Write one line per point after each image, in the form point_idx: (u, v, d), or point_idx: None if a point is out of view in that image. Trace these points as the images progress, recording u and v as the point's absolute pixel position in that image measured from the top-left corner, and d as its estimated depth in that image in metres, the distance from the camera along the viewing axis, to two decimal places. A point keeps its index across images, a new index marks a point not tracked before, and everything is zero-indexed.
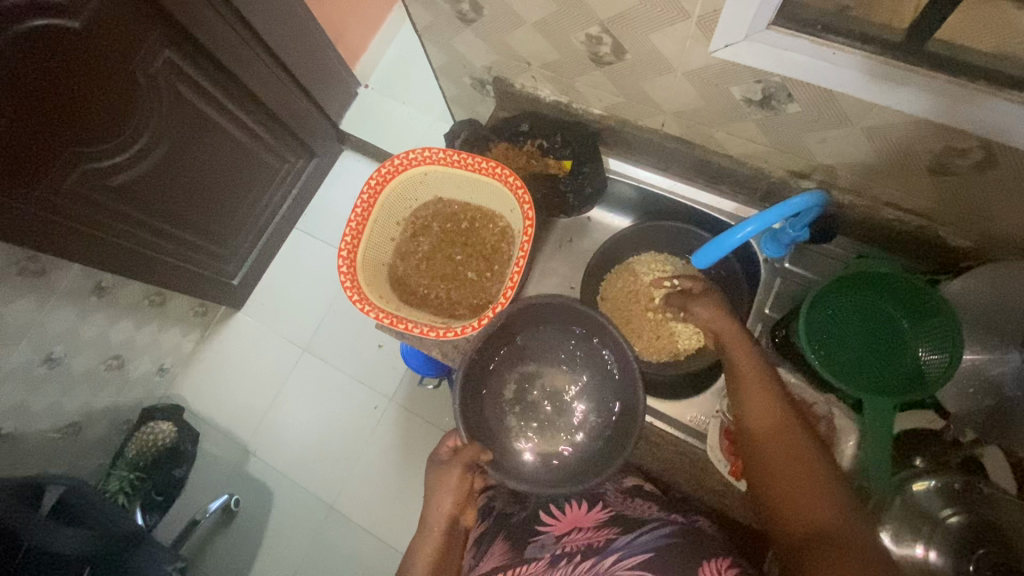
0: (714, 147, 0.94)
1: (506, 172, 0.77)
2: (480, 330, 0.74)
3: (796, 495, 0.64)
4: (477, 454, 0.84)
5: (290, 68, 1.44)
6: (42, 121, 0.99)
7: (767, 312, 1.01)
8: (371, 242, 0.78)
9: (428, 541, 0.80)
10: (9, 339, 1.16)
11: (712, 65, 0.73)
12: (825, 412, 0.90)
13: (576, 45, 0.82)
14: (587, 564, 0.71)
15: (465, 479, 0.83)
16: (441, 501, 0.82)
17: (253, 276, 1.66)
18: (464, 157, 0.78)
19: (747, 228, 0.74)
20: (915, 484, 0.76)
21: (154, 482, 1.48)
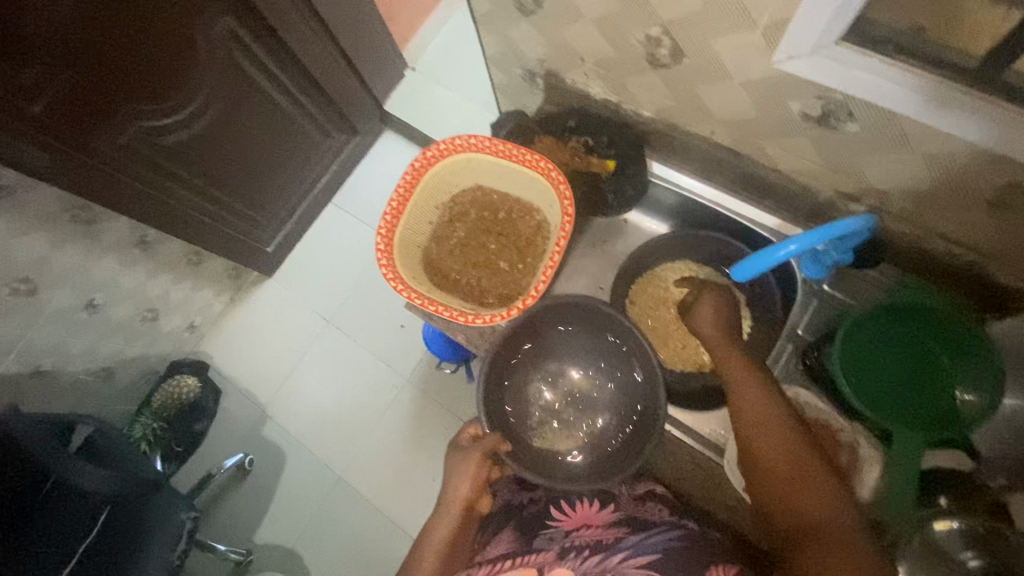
0: (762, 160, 0.92)
1: (549, 166, 0.77)
2: (510, 320, 0.74)
3: (796, 486, 0.67)
4: (497, 443, 0.86)
5: (343, 45, 1.45)
6: (107, 76, 1.03)
7: (800, 333, 1.00)
8: (409, 223, 0.79)
9: (444, 522, 0.81)
10: (56, 282, 1.22)
11: (773, 76, 0.72)
12: (848, 441, 0.89)
13: (634, 45, 0.81)
14: (596, 558, 0.72)
15: (483, 466, 0.85)
16: (457, 487, 0.84)
17: (287, 246, 1.70)
18: (508, 147, 0.78)
19: (790, 245, 0.75)
20: (938, 522, 0.72)
21: (175, 434, 1.54)
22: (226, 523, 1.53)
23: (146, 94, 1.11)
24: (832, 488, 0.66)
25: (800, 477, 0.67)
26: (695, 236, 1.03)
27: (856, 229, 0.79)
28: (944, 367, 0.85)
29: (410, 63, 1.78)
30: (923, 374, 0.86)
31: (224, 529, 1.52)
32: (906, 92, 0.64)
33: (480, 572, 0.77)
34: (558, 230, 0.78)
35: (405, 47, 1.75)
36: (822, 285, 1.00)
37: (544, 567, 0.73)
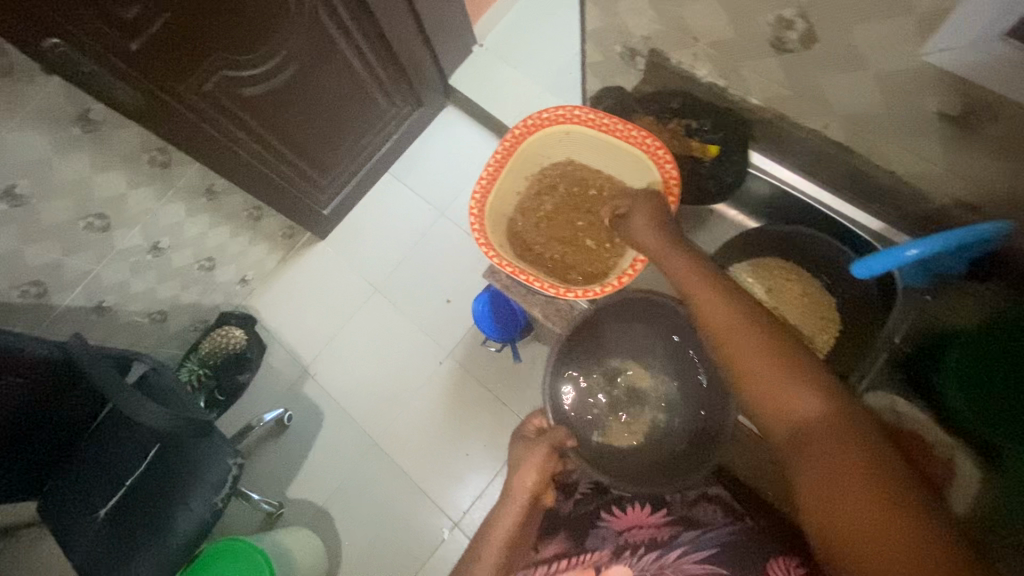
0: (874, 159, 0.93)
1: (655, 144, 0.77)
2: (599, 296, 0.74)
3: (783, 387, 0.61)
4: (565, 438, 0.87)
5: (420, 13, 1.44)
6: (200, 22, 1.04)
7: (897, 342, 0.90)
8: (500, 191, 0.82)
9: (507, 516, 0.80)
10: (127, 221, 1.25)
11: (914, 70, 0.76)
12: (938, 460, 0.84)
13: (761, 28, 0.82)
14: (652, 555, 0.71)
15: (550, 460, 0.85)
16: (523, 479, 0.83)
17: (342, 210, 1.71)
18: (613, 121, 0.79)
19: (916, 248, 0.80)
20: None
21: (219, 382, 1.57)
22: (262, 476, 1.56)
23: (232, 43, 1.13)
24: (819, 384, 0.61)
25: (783, 375, 0.62)
26: (796, 234, 0.97)
27: (987, 236, 0.82)
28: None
29: (478, 40, 1.76)
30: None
31: (261, 481, 1.56)
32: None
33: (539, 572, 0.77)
34: (658, 211, 0.78)
35: (477, 22, 1.72)
36: (923, 297, 0.91)
37: (601, 565, 0.73)
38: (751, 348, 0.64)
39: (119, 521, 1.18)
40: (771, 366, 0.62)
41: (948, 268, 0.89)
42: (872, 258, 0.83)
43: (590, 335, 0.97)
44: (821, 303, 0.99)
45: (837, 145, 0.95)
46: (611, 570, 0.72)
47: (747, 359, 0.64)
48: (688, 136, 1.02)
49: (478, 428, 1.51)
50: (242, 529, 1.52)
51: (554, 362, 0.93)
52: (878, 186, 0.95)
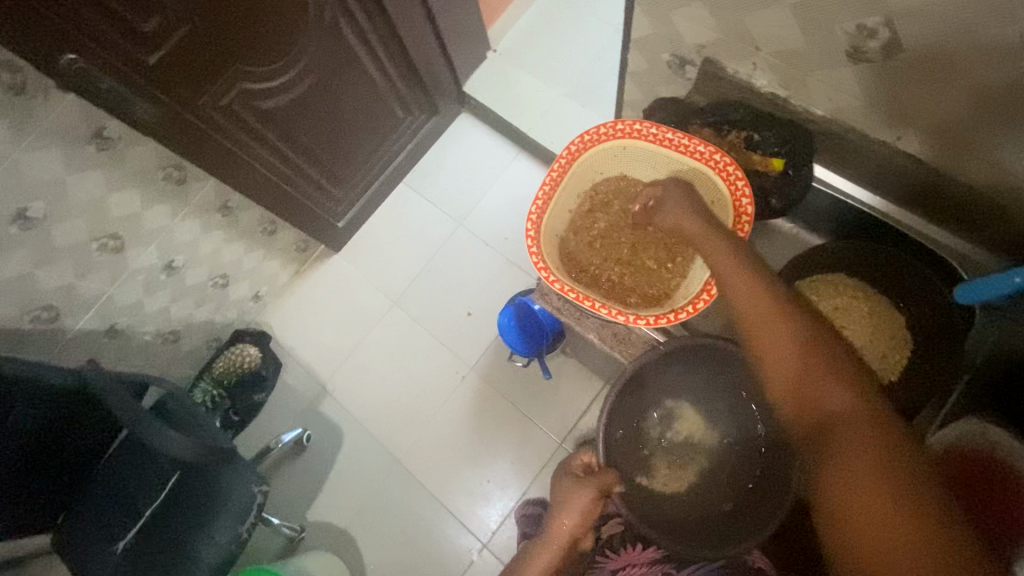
0: (953, 171, 0.81)
1: (724, 159, 0.74)
2: (671, 323, 0.71)
3: (814, 384, 0.62)
4: (613, 483, 0.84)
5: (437, 19, 1.40)
6: (218, 31, 1.00)
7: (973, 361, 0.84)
8: (554, 209, 0.79)
9: (546, 555, 0.82)
10: (142, 240, 1.20)
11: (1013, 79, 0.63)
12: None
13: (836, 35, 0.71)
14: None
15: (595, 503, 0.83)
16: (563, 521, 0.83)
17: (356, 223, 1.66)
18: (677, 137, 0.76)
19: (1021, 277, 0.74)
20: None
21: (234, 402, 1.52)
22: (281, 500, 1.51)
23: (251, 53, 1.08)
24: (856, 387, 0.61)
25: (827, 377, 0.62)
26: (853, 247, 0.91)
27: None
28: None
29: (493, 46, 1.72)
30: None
31: (280, 505, 1.51)
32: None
33: None
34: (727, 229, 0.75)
35: (491, 26, 1.69)
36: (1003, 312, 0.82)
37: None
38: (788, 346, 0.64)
39: (138, 554, 1.12)
40: (810, 364, 0.63)
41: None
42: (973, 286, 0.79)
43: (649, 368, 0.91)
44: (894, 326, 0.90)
45: (911, 159, 0.84)
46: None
47: (786, 359, 0.64)
48: (748, 149, 0.91)
49: (506, 446, 1.47)
50: (263, 554, 1.47)
51: (614, 399, 0.90)
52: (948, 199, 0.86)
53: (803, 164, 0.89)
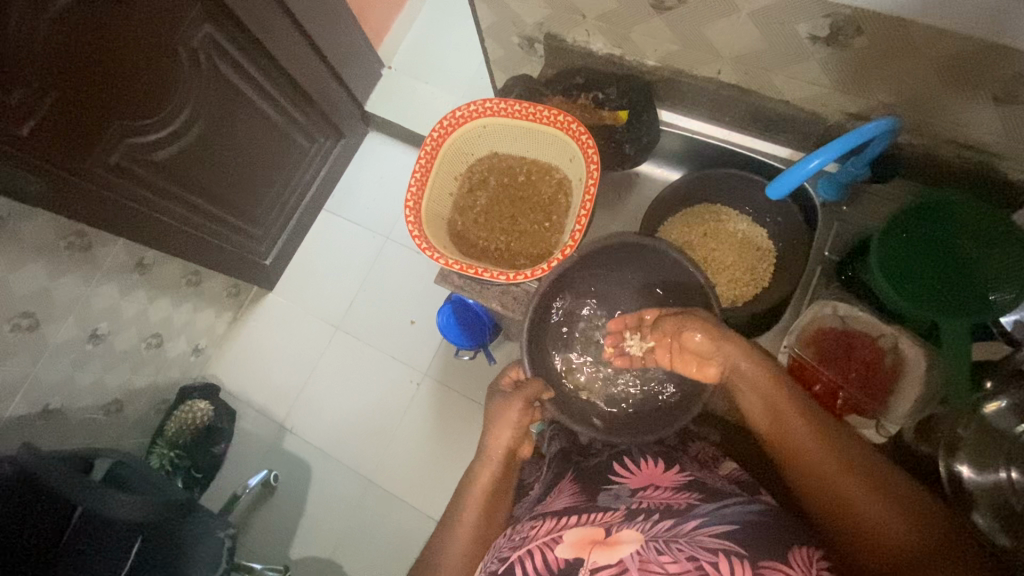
0: (768, 91, 0.87)
1: (568, 119, 0.81)
2: (549, 272, 0.79)
3: (861, 504, 0.62)
4: (540, 391, 0.85)
5: (321, 47, 1.43)
6: (86, 92, 1.01)
7: (827, 255, 0.93)
8: (433, 194, 0.84)
9: (485, 469, 0.83)
10: (58, 314, 1.19)
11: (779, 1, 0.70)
12: (890, 346, 0.86)
13: None
14: (667, 523, 0.62)
15: (526, 413, 0.85)
16: (499, 435, 0.84)
17: (284, 257, 1.67)
18: (525, 106, 0.83)
19: (815, 160, 0.72)
20: (989, 403, 0.76)
21: (193, 460, 1.50)
22: (260, 543, 1.51)
23: (129, 108, 1.09)
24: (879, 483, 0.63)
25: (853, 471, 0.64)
26: (719, 176, 0.98)
27: (881, 133, 0.75)
28: (973, 258, 0.79)
29: (386, 63, 1.74)
30: (954, 273, 0.79)
31: (260, 549, 1.50)
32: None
33: (544, 522, 0.70)
34: (585, 179, 0.82)
35: (380, 45, 1.72)
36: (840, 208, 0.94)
37: (611, 527, 0.64)
38: (828, 469, 0.65)
39: None
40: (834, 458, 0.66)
41: (860, 177, 0.88)
42: (780, 176, 0.76)
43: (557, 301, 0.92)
44: (758, 238, 1.00)
45: (734, 89, 0.91)
46: (621, 533, 0.63)
47: (807, 452, 0.68)
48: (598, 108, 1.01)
49: (468, 437, 1.50)
50: None
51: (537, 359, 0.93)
52: (778, 115, 0.91)
53: (643, 111, 0.97)
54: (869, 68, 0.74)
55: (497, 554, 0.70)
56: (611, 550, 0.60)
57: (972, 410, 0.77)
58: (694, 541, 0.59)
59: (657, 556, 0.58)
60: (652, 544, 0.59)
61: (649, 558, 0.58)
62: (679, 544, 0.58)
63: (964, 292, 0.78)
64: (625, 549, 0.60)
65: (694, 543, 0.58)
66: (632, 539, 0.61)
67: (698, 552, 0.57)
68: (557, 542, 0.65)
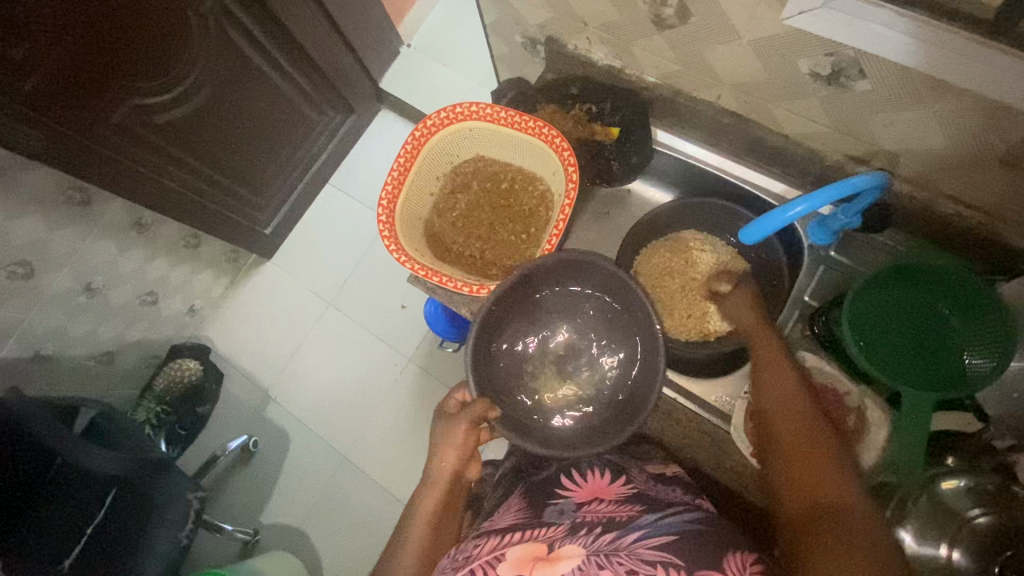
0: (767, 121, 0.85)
1: (552, 133, 0.81)
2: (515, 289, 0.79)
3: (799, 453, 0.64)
4: (486, 411, 0.78)
5: (338, 23, 1.41)
6: (90, 51, 1.00)
7: (807, 299, 0.89)
8: (411, 194, 0.84)
9: (430, 495, 0.78)
10: (53, 265, 1.22)
11: (781, 34, 0.67)
12: (856, 404, 0.80)
13: (639, 6, 0.76)
14: (609, 536, 0.60)
15: (471, 434, 0.79)
16: (443, 460, 0.80)
17: (283, 228, 1.68)
18: (511, 115, 0.83)
19: (801, 206, 0.69)
20: (945, 483, 0.73)
21: (179, 418, 1.52)
22: (231, 506, 1.55)
23: (136, 72, 1.10)
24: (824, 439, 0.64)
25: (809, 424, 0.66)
26: (707, 206, 0.95)
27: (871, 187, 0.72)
28: (948, 327, 0.77)
29: (405, 41, 1.71)
30: (926, 339, 0.78)
31: (232, 512, 1.54)
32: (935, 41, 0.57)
33: (488, 541, 0.67)
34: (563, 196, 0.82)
35: (398, 23, 1.67)
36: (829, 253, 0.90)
37: (555, 542, 0.62)
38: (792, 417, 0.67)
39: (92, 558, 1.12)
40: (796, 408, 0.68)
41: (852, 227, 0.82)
42: (755, 221, 0.73)
43: (510, 316, 0.86)
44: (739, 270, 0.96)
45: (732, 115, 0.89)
46: (563, 549, 0.60)
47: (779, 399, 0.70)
48: (591, 121, 0.97)
49: None
50: (219, 559, 1.50)
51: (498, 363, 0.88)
52: (776, 148, 0.88)
53: (638, 127, 0.94)
54: (870, 112, 0.71)
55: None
56: (552, 567, 0.58)
57: (925, 485, 0.74)
58: (632, 554, 0.56)
59: (596, 570, 0.56)
60: (592, 559, 0.57)
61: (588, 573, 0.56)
62: (618, 558, 0.56)
63: (936, 363, 0.76)
64: (566, 566, 0.58)
65: (633, 556, 0.56)
66: (574, 555, 0.59)
67: (637, 566, 0.55)
68: (499, 560, 0.62)
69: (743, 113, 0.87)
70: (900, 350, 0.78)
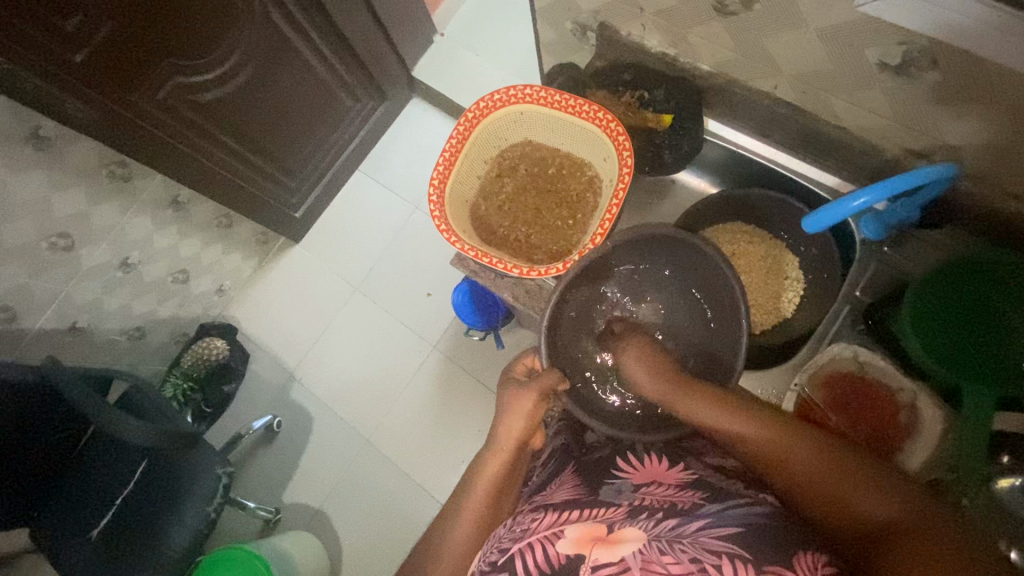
0: (826, 115, 0.86)
1: (607, 117, 0.81)
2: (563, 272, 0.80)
3: (818, 478, 0.62)
4: (557, 382, 0.83)
5: (379, 9, 1.42)
6: (136, 26, 1.01)
7: (858, 294, 0.88)
8: (460, 176, 0.86)
9: (493, 461, 0.80)
10: (93, 238, 1.24)
11: (851, 20, 0.67)
12: (908, 401, 0.82)
13: None
14: (670, 522, 0.59)
15: (540, 405, 0.82)
16: (511, 425, 0.82)
17: (315, 212, 1.69)
18: (564, 98, 0.84)
19: (866, 196, 0.69)
20: (1000, 480, 0.73)
21: (204, 394, 1.55)
22: (256, 484, 1.57)
23: (181, 49, 1.11)
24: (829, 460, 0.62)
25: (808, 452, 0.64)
26: (758, 196, 0.95)
27: (936, 178, 0.72)
28: (1013, 323, 0.75)
29: (441, 29, 1.71)
30: (989, 336, 0.77)
31: (256, 489, 1.56)
32: (1014, 30, 0.56)
33: (546, 515, 0.68)
34: (615, 181, 0.83)
35: (435, 11, 1.68)
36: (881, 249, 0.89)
37: (614, 523, 0.62)
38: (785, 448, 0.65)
39: (121, 529, 1.13)
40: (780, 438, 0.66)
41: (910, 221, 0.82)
42: (819, 211, 0.73)
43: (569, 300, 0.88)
44: (790, 265, 0.98)
45: (786, 105, 0.89)
46: (624, 531, 0.60)
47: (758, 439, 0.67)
48: (642, 108, 0.99)
49: (470, 416, 1.51)
50: (242, 536, 1.52)
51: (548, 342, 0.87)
52: (830, 141, 0.88)
53: (689, 117, 0.95)
54: (935, 104, 0.71)
55: (495, 544, 0.67)
56: (614, 548, 0.58)
57: (982, 484, 0.73)
58: (697, 542, 0.56)
59: (658, 556, 0.55)
60: (654, 544, 0.57)
61: (650, 559, 0.55)
62: (681, 546, 0.56)
63: (999, 361, 0.76)
64: (626, 550, 0.58)
65: (697, 545, 0.56)
66: (635, 538, 0.59)
67: (701, 555, 0.54)
68: (558, 537, 0.62)
69: (802, 105, 0.88)
70: (962, 348, 0.77)
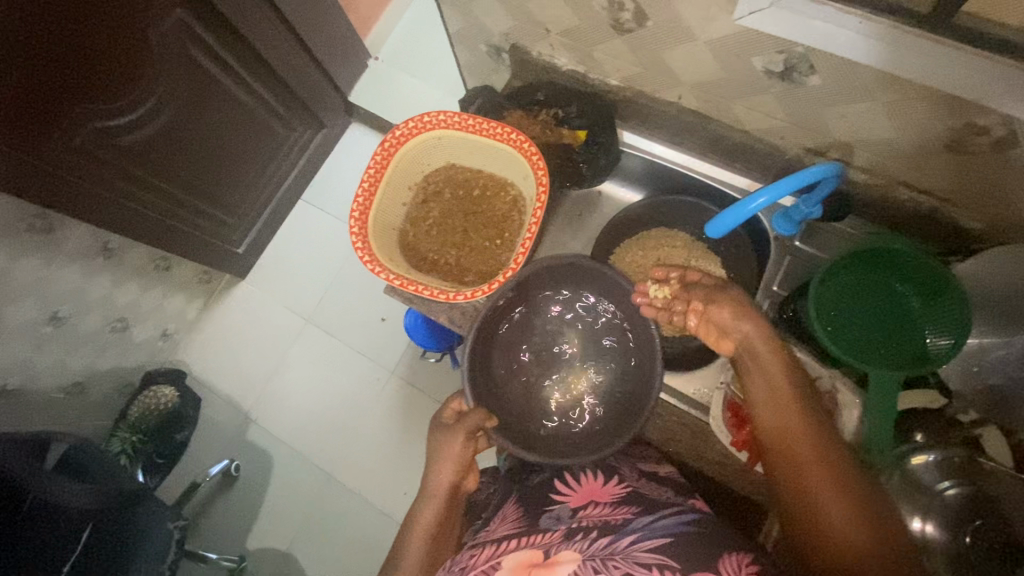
0: (729, 121, 0.91)
1: (520, 138, 0.84)
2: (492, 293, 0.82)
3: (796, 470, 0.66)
4: (481, 419, 0.81)
5: (308, 40, 1.42)
6: (44, 76, 0.98)
7: (775, 289, 0.94)
8: (384, 205, 0.86)
9: (428, 508, 0.81)
10: (18, 295, 1.18)
11: (735, 32, 0.71)
12: (828, 388, 0.84)
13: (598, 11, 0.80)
14: (604, 540, 0.61)
15: (466, 445, 0.83)
16: (442, 473, 0.83)
17: (257, 246, 1.65)
18: (478, 121, 0.85)
19: (761, 198, 0.73)
20: (915, 458, 0.81)
21: (155, 446, 1.48)
22: (216, 535, 1.51)
23: (96, 95, 1.08)
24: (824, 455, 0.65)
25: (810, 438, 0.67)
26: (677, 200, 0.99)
27: (826, 177, 0.76)
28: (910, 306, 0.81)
29: (373, 53, 1.70)
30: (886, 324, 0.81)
31: (217, 540, 1.50)
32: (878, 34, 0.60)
33: (484, 552, 0.68)
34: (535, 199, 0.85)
35: (366, 36, 1.67)
36: (794, 242, 0.95)
37: (550, 548, 0.62)
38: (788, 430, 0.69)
39: None
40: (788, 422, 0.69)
41: (813, 216, 0.86)
42: (720, 216, 0.77)
43: (508, 320, 0.91)
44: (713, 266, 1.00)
45: (693, 113, 0.94)
46: (560, 554, 0.61)
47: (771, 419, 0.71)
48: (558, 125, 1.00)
49: None
50: None
51: (486, 362, 0.89)
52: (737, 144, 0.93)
53: (605, 129, 0.98)
54: (824, 106, 0.76)
55: None
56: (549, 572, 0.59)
57: (897, 462, 0.81)
58: (630, 556, 0.57)
59: None
60: (589, 563, 0.58)
61: None
62: (614, 562, 0.57)
63: (903, 347, 0.79)
64: (562, 571, 0.58)
65: (629, 558, 0.57)
66: (570, 559, 0.59)
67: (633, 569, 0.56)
68: (496, 569, 0.63)
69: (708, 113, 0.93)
70: (865, 335, 0.81)
